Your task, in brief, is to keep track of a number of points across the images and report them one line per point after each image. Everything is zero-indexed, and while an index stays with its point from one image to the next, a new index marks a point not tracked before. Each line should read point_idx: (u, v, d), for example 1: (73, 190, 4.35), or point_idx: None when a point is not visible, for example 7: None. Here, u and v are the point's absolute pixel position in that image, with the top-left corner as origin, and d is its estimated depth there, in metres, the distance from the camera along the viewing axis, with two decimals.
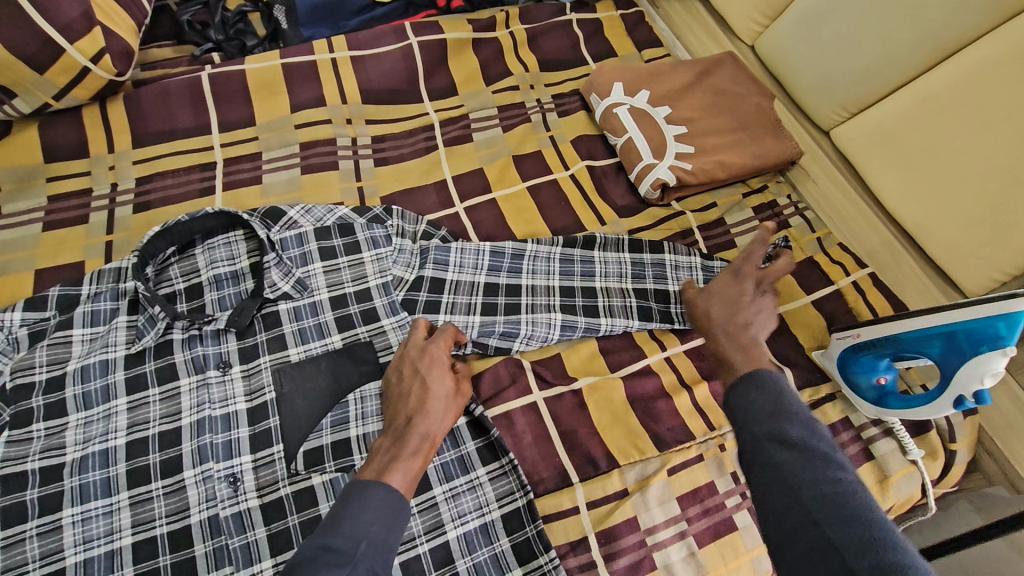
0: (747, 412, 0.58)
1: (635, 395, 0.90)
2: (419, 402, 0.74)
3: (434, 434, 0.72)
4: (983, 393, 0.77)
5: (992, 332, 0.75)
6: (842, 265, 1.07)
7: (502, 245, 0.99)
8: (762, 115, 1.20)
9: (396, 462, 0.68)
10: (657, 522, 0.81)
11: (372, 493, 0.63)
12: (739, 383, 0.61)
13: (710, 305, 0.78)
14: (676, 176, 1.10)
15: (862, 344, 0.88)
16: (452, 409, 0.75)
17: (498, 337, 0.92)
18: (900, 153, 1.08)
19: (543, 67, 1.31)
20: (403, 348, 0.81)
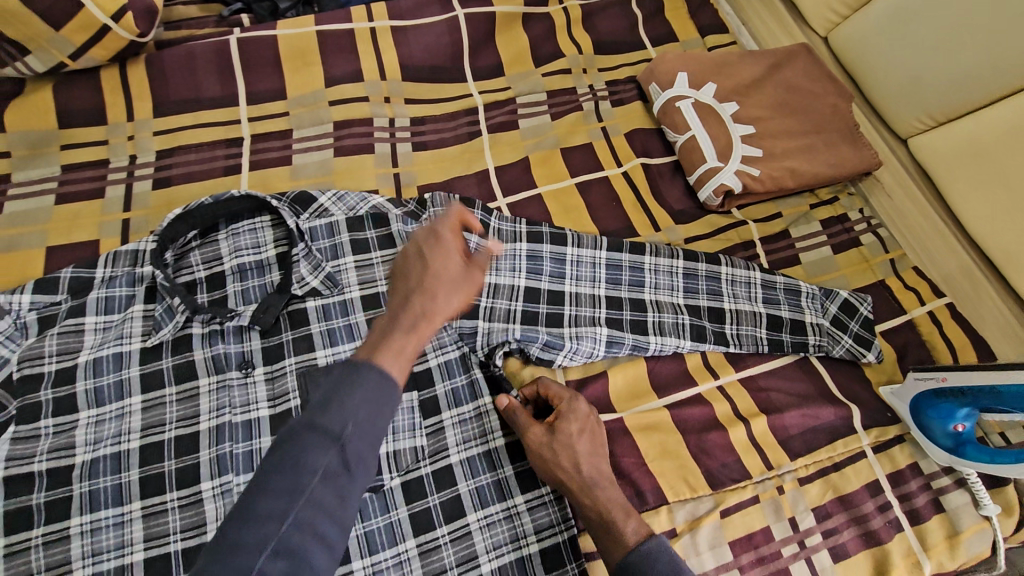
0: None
1: (687, 425, 0.83)
2: (425, 277, 0.64)
3: (433, 313, 0.63)
4: None
5: None
6: (917, 292, 0.98)
7: (541, 249, 0.89)
8: (838, 119, 1.09)
9: (388, 342, 0.58)
10: (707, 568, 0.74)
11: (364, 377, 0.53)
12: (634, 565, 0.60)
13: (568, 455, 0.70)
14: (743, 183, 1.01)
15: (945, 390, 0.80)
16: (457, 293, 0.65)
17: (540, 347, 0.83)
18: (991, 171, 0.98)
19: (598, 50, 1.20)
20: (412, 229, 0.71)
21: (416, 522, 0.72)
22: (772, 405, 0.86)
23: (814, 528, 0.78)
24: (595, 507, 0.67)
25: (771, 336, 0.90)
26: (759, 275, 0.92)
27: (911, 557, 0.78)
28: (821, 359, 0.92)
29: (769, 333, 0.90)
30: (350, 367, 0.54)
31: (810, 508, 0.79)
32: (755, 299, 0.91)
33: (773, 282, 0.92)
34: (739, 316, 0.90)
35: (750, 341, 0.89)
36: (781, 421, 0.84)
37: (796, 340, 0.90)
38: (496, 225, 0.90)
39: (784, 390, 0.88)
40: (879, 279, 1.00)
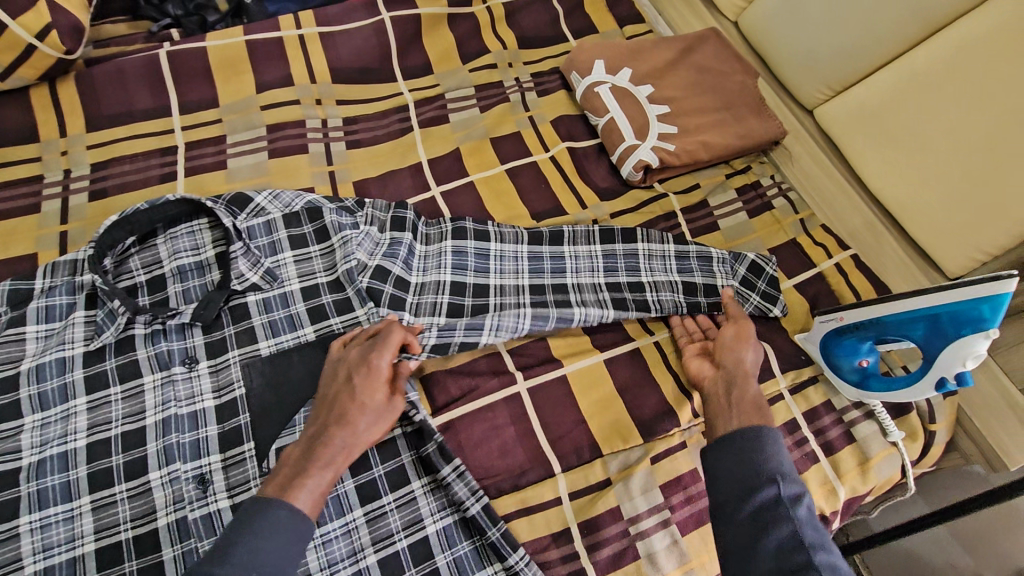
0: (757, 458, 0.67)
1: (620, 381, 0.89)
2: (342, 412, 0.71)
3: (351, 446, 0.70)
4: (964, 374, 0.77)
5: (975, 314, 0.74)
6: (825, 247, 1.07)
7: (465, 245, 0.95)
8: (745, 94, 1.18)
9: (301, 479, 0.66)
10: (640, 511, 0.79)
11: (272, 516, 0.61)
12: (744, 435, 0.69)
13: (748, 358, 0.84)
14: (660, 158, 1.08)
15: (845, 327, 0.86)
16: (376, 423, 0.72)
17: (462, 331, 0.85)
18: (883, 133, 1.07)
19: (522, 45, 1.26)
20: (346, 346, 0.78)
21: (363, 493, 0.75)
22: None
23: None
24: (748, 393, 0.78)
25: (689, 300, 0.95)
26: (672, 248, 0.99)
27: (826, 485, 0.85)
28: None
29: (686, 298, 0.95)
30: (264, 504, 0.62)
31: None
32: (671, 270, 0.98)
33: (685, 252, 0.98)
34: (658, 286, 0.96)
35: (671, 306, 0.94)
36: None
37: (711, 302, 0.95)
38: (425, 231, 0.97)
39: None
40: (791, 238, 1.08)
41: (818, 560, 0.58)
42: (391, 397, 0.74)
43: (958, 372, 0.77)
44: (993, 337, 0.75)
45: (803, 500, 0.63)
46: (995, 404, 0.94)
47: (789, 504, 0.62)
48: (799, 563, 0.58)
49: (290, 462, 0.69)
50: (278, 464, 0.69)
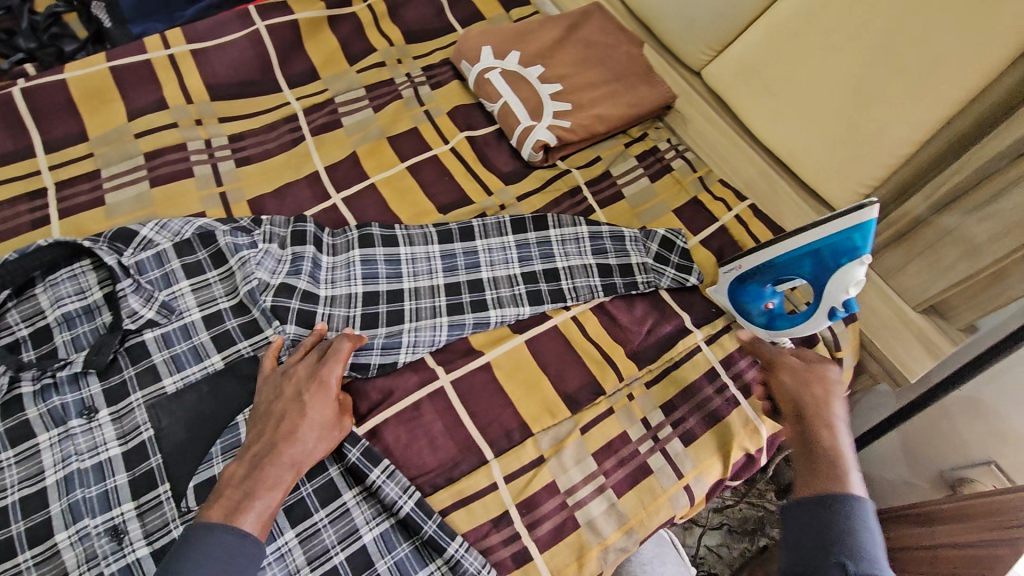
0: (832, 541, 0.61)
1: (544, 359, 0.89)
2: (291, 427, 0.72)
3: (299, 462, 0.71)
4: (850, 301, 0.81)
5: (849, 245, 0.78)
6: (724, 201, 1.11)
7: (374, 252, 0.94)
8: (633, 63, 1.21)
9: (252, 500, 0.66)
10: (575, 481, 0.80)
11: (219, 540, 0.62)
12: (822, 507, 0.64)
13: (816, 388, 0.79)
14: (556, 135, 1.09)
15: (744, 274, 0.91)
16: (324, 438, 0.73)
17: (380, 350, 0.85)
18: (764, 86, 1.12)
19: (409, 39, 1.25)
20: (291, 360, 0.78)
21: (292, 515, 0.73)
22: (616, 325, 0.95)
23: (664, 422, 0.87)
24: (828, 445, 0.72)
25: (605, 281, 0.98)
26: (585, 230, 1.02)
27: (749, 426, 0.88)
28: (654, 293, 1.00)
29: (602, 280, 0.98)
30: (206, 527, 0.63)
31: (657, 405, 0.88)
32: (585, 252, 1.01)
33: (599, 232, 1.02)
34: (572, 271, 0.98)
35: (587, 291, 0.96)
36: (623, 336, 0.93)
37: (626, 280, 0.98)
38: (331, 242, 0.95)
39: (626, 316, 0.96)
40: (691, 196, 1.12)
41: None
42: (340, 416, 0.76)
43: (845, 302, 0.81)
44: (869, 264, 0.79)
45: None
46: (891, 323, 1.02)
47: None
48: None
49: (219, 485, 0.68)
50: (219, 484, 0.69)
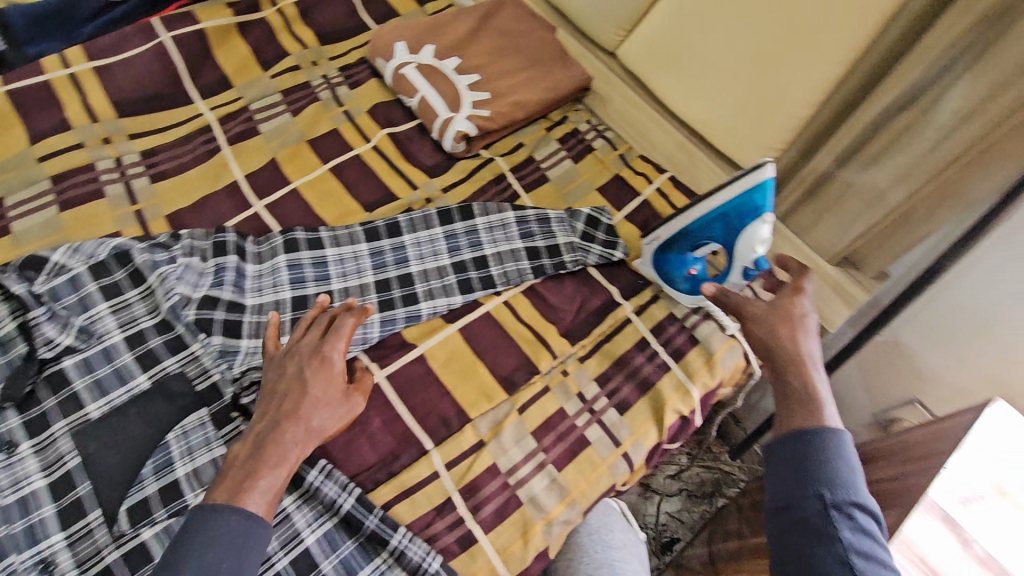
0: (810, 466, 0.64)
1: (478, 346, 0.91)
2: (295, 403, 0.72)
3: (304, 441, 0.70)
4: (758, 260, 0.84)
5: (751, 205, 0.81)
6: (645, 175, 1.15)
7: (300, 257, 0.94)
8: (548, 49, 1.23)
9: (257, 479, 0.66)
10: (516, 461, 0.82)
11: (223, 524, 0.61)
12: (805, 435, 0.66)
13: (782, 329, 0.77)
14: (476, 125, 1.10)
15: (665, 244, 0.95)
16: (329, 416, 0.73)
17: None
18: (674, 61, 1.15)
19: (323, 40, 1.24)
20: (291, 338, 0.78)
21: None
22: (548, 305, 0.97)
23: (599, 393, 0.89)
24: (800, 383, 0.72)
25: (534, 264, 1.00)
26: (512, 216, 1.04)
27: (681, 388, 0.91)
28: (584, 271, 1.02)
29: (531, 262, 0.99)
30: (213, 509, 0.62)
31: (592, 378, 0.90)
32: (513, 237, 1.02)
33: (525, 216, 1.04)
34: (501, 257, 1.00)
35: (516, 275, 0.98)
36: (555, 316, 0.95)
37: (555, 261, 1.00)
38: (256, 250, 0.94)
39: (557, 295, 0.98)
40: (613, 173, 1.16)
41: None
42: (347, 391, 0.76)
43: (754, 261, 0.84)
44: (773, 222, 0.82)
45: (853, 514, 0.61)
46: (809, 278, 1.08)
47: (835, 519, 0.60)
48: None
49: (224, 465, 0.68)
50: (223, 465, 0.68)
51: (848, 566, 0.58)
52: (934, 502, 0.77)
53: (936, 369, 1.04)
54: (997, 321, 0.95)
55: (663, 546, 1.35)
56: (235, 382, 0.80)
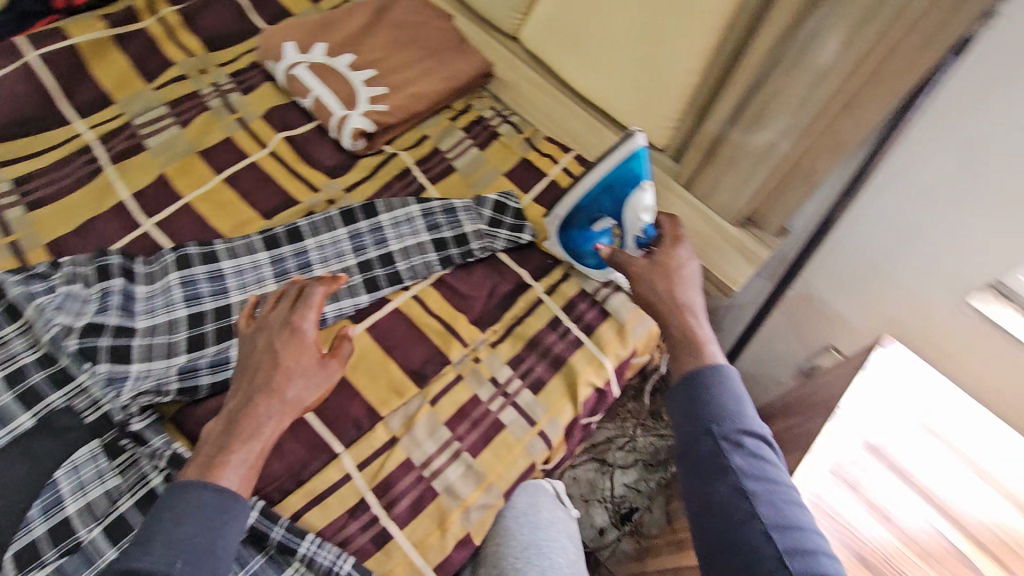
0: (706, 407, 0.66)
1: (387, 343, 0.89)
2: (271, 375, 0.74)
3: (282, 410, 0.73)
4: (646, 227, 0.87)
5: (630, 175, 0.85)
6: (551, 155, 1.16)
7: (194, 273, 0.91)
8: (445, 38, 1.22)
9: (231, 452, 0.69)
10: (430, 453, 0.81)
11: (195, 500, 0.65)
12: (701, 379, 0.68)
13: (664, 282, 0.79)
14: (373, 121, 1.08)
15: (563, 224, 0.95)
16: (308, 386, 0.75)
17: (208, 369, 0.82)
18: (569, 40, 1.16)
19: (211, 47, 1.19)
20: (263, 311, 0.80)
21: None
22: (457, 294, 0.96)
23: (513, 376, 0.89)
24: (683, 332, 0.74)
25: (441, 255, 0.98)
26: (416, 209, 1.01)
27: (594, 361, 0.93)
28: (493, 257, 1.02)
29: (438, 254, 0.98)
30: (183, 487, 0.66)
31: (505, 362, 0.90)
32: (420, 230, 1.00)
33: (430, 208, 1.02)
34: (407, 251, 0.98)
35: (423, 268, 0.97)
36: (465, 304, 0.95)
37: (463, 250, 0.98)
38: (146, 270, 0.91)
39: (466, 283, 0.97)
40: (520, 156, 1.15)
41: (758, 507, 0.60)
42: (322, 360, 0.78)
43: (642, 229, 0.87)
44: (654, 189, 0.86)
45: (747, 445, 0.64)
46: (717, 242, 1.09)
47: (735, 454, 0.63)
48: (738, 512, 0.60)
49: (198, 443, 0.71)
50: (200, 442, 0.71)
51: (742, 492, 0.61)
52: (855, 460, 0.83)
53: (845, 316, 1.12)
54: (889, 264, 1.01)
55: (623, 516, 1.32)
56: (125, 410, 0.77)
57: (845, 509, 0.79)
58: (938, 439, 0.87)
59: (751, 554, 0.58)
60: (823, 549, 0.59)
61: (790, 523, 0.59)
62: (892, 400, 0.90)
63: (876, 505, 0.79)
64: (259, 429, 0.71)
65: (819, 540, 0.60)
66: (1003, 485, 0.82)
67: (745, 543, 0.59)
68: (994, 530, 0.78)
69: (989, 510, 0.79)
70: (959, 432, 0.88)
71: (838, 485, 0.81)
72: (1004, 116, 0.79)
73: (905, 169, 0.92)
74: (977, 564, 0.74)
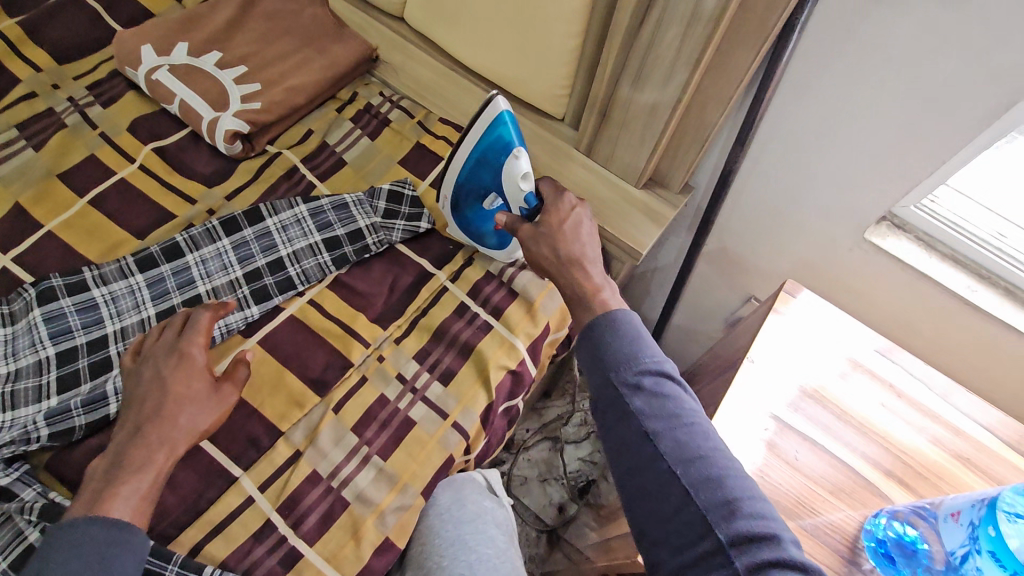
0: (604, 354, 0.64)
1: (284, 354, 0.85)
2: (157, 407, 0.70)
3: (173, 441, 0.69)
4: (527, 196, 0.84)
5: (500, 142, 0.82)
6: (446, 138, 1.11)
7: (59, 305, 0.83)
8: (321, 24, 1.14)
9: (120, 483, 0.65)
10: (338, 462, 0.78)
11: (84, 533, 0.61)
12: (599, 328, 0.65)
13: (546, 243, 0.77)
14: (248, 121, 1.01)
15: (453, 207, 0.92)
16: (201, 413, 0.72)
17: (83, 409, 0.76)
18: (450, 15, 1.10)
19: (63, 58, 1.09)
20: (149, 339, 0.76)
21: None
22: (356, 294, 0.92)
23: (420, 370, 0.86)
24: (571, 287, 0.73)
25: (335, 255, 0.93)
26: (304, 209, 0.96)
27: (505, 344, 0.90)
28: (392, 249, 0.97)
29: (331, 254, 0.93)
30: (70, 522, 0.62)
31: (411, 357, 0.87)
32: (310, 231, 0.94)
33: (319, 206, 0.96)
34: (298, 255, 0.92)
35: (316, 271, 0.92)
36: (365, 303, 0.91)
37: (358, 247, 0.94)
38: (5, 310, 0.83)
39: (365, 281, 0.93)
40: (414, 142, 1.10)
41: (660, 448, 0.58)
42: (216, 382, 0.75)
43: (526, 197, 0.84)
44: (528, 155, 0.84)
45: (648, 386, 0.61)
46: (624, 209, 1.08)
47: (637, 399, 0.61)
48: (642, 456, 0.59)
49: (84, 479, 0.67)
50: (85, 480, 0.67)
51: (644, 435, 0.59)
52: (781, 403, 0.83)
53: (761, 265, 1.14)
54: (791, 208, 1.02)
55: (580, 490, 1.36)
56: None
57: (773, 453, 0.78)
58: (862, 375, 0.88)
59: (658, 494, 0.58)
60: (735, 473, 0.58)
61: (698, 458, 0.58)
62: (815, 340, 0.90)
63: (800, 445, 0.80)
64: (135, 467, 0.66)
65: (731, 464, 0.58)
66: (918, 413, 0.84)
67: (651, 484, 0.58)
68: (907, 460, 0.79)
69: (907, 442, 0.81)
70: (880, 364, 0.89)
71: (765, 426, 0.81)
72: (869, 49, 0.79)
73: (789, 113, 0.92)
74: (890, 495, 0.76)
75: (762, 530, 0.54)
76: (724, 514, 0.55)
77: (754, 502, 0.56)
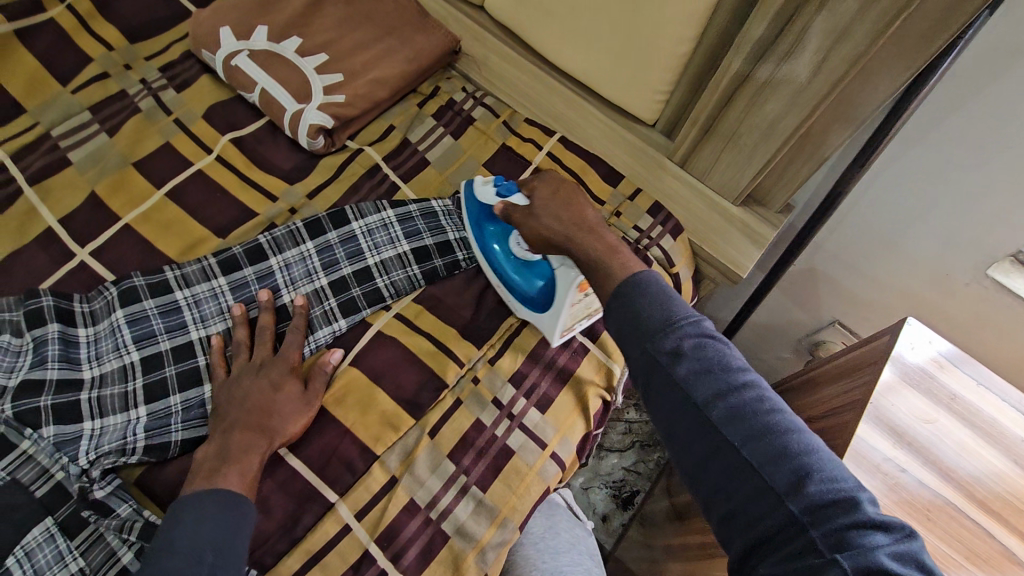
0: (638, 318, 0.56)
1: (375, 371, 0.80)
2: (256, 410, 0.71)
3: (274, 433, 0.70)
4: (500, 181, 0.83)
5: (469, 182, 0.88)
6: (533, 141, 1.06)
7: (142, 307, 0.79)
8: (404, 11, 1.07)
9: (227, 465, 0.65)
10: (435, 492, 0.74)
11: (205, 502, 0.62)
12: (626, 293, 0.59)
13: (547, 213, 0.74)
14: (332, 115, 0.96)
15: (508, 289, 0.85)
16: (296, 416, 0.73)
17: (181, 424, 0.74)
18: (541, 7, 1.02)
19: (134, 37, 1.04)
20: (239, 364, 0.76)
21: None
22: (447, 310, 0.87)
23: (516, 395, 0.82)
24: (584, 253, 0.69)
25: (423, 267, 0.88)
26: (391, 213, 0.90)
27: (603, 370, 0.85)
28: None
29: (420, 266, 0.88)
30: (186, 497, 0.62)
31: (507, 380, 0.82)
32: (397, 238, 0.89)
33: (407, 212, 0.91)
34: (385, 264, 0.87)
35: (405, 283, 0.87)
36: (456, 319, 0.86)
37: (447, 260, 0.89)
38: (86, 309, 0.79)
39: (456, 295, 0.88)
40: (500, 144, 1.05)
41: (708, 412, 0.50)
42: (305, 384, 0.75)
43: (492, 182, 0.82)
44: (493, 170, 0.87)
45: (691, 349, 0.53)
46: (721, 227, 1.03)
47: (679, 364, 0.53)
48: (693, 427, 0.51)
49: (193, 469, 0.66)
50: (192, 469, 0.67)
51: (691, 404, 0.51)
52: (907, 446, 0.70)
53: (857, 292, 1.06)
54: (901, 237, 0.94)
55: (624, 501, 1.30)
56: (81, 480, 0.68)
57: (902, 505, 0.66)
58: (992, 416, 0.75)
59: (720, 473, 0.49)
60: (797, 432, 0.49)
61: (754, 422, 0.49)
62: (940, 372, 0.78)
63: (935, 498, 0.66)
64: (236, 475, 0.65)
65: (792, 422, 0.50)
66: None
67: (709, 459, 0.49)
68: None
69: None
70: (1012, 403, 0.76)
71: (891, 472, 0.68)
72: None
73: (911, 147, 0.84)
74: None
75: (840, 495, 0.45)
76: (792, 481, 0.46)
77: (823, 463, 0.47)
